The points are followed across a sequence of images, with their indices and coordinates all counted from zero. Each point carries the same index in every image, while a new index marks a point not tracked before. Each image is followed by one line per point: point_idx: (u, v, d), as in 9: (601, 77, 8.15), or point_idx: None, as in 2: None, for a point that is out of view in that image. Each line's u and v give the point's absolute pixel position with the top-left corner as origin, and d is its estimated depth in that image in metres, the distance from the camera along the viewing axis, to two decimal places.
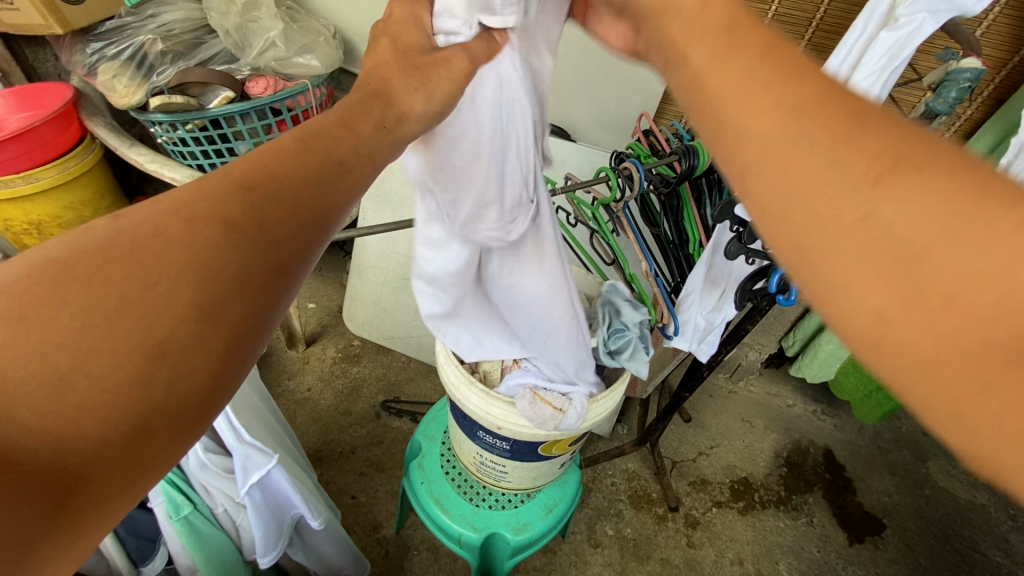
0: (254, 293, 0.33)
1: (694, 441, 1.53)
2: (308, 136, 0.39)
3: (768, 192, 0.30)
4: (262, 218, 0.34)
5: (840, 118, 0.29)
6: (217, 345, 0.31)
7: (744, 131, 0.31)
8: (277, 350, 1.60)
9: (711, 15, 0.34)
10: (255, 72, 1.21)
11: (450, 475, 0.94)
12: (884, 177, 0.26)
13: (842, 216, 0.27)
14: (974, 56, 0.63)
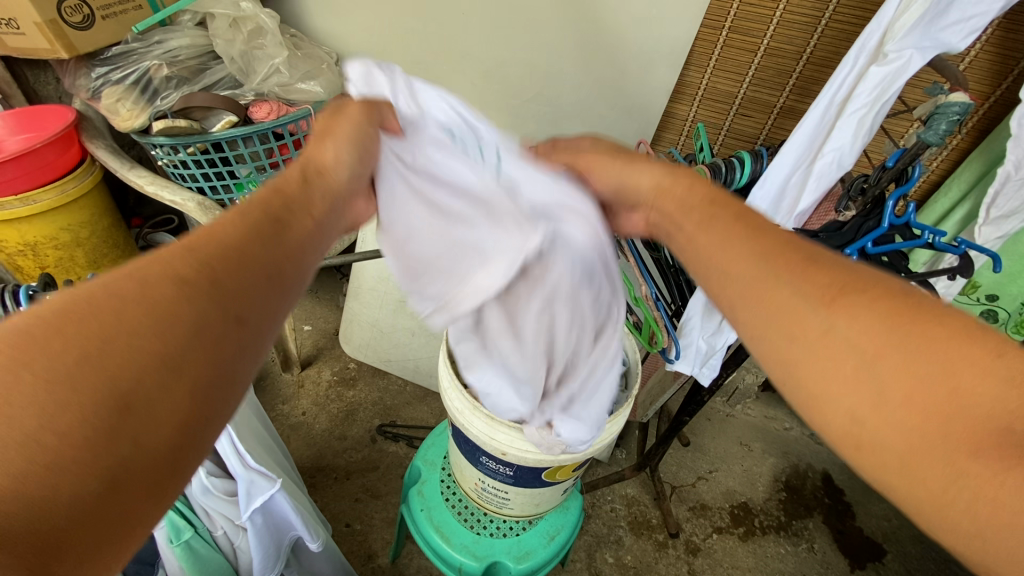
0: (215, 341, 0.33)
1: (693, 466, 1.52)
2: (250, 203, 0.42)
3: (751, 316, 0.40)
4: (214, 271, 0.35)
5: (797, 261, 0.40)
6: (179, 398, 0.31)
7: (727, 272, 0.42)
8: (272, 373, 1.58)
9: (694, 196, 0.49)
10: (258, 98, 1.23)
11: (450, 502, 0.93)
12: (835, 298, 0.37)
13: (807, 331, 0.37)
14: (961, 91, 0.66)
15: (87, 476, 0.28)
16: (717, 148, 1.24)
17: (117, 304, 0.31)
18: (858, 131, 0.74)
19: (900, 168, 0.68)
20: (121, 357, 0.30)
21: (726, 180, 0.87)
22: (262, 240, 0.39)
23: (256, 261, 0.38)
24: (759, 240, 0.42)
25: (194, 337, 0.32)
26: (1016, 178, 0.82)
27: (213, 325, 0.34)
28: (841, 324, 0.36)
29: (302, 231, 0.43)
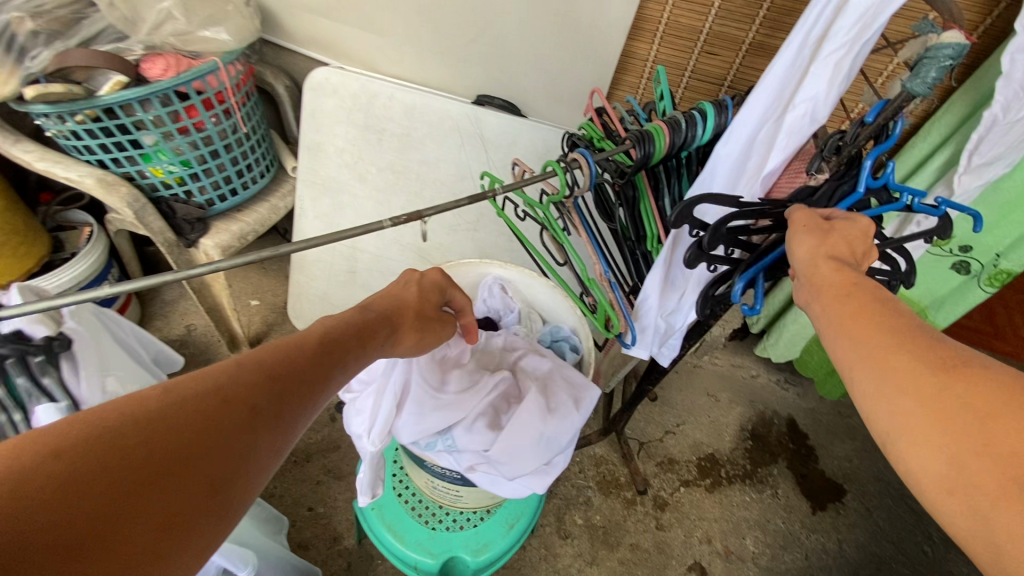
0: (262, 463, 0.43)
1: (661, 421, 1.52)
2: (327, 338, 0.53)
3: (861, 379, 0.43)
4: (279, 404, 0.46)
5: (912, 333, 0.43)
6: (221, 502, 0.39)
7: (851, 334, 0.45)
8: (219, 354, 1.49)
9: (806, 243, 0.52)
10: (150, 51, 1.06)
11: (403, 497, 0.88)
12: (953, 367, 0.39)
13: (919, 388, 0.39)
14: (956, 29, 0.56)
15: (143, 556, 0.34)
16: (681, 92, 1.12)
17: (205, 417, 0.40)
18: (835, 76, 0.64)
19: (880, 124, 0.59)
20: (200, 466, 0.39)
21: (687, 137, 0.76)
22: (319, 381, 0.50)
23: (307, 400, 0.49)
24: (880, 312, 0.45)
25: (245, 462, 0.42)
26: (1003, 124, 0.74)
27: (261, 442, 0.43)
28: (963, 386, 0.38)
29: (345, 377, 0.54)
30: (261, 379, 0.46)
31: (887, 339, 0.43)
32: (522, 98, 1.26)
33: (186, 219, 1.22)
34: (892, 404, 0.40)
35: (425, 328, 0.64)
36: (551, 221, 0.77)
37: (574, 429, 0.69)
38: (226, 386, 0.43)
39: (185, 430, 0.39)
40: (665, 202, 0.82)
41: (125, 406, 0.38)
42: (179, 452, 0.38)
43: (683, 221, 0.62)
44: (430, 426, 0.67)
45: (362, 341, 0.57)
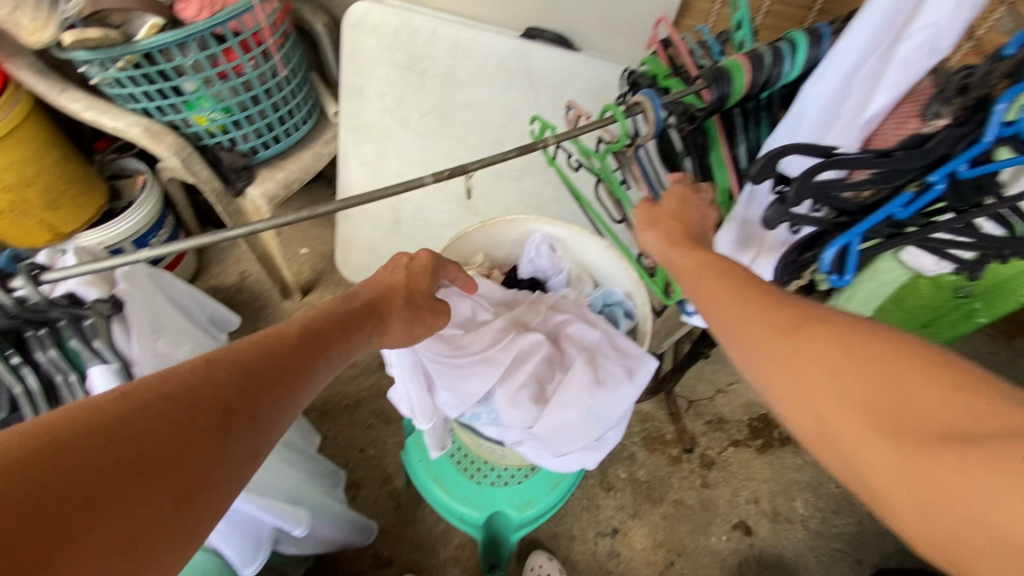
0: (264, 418, 0.50)
1: (712, 379, 1.46)
2: (324, 316, 0.60)
3: (769, 378, 0.44)
4: (275, 370, 0.52)
5: (786, 315, 0.45)
6: (226, 448, 0.46)
7: (743, 326, 0.47)
8: (272, 301, 1.54)
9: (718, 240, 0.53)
10: None
11: (449, 452, 0.88)
12: (810, 336, 0.42)
13: (804, 374, 0.42)
14: None
15: (156, 484, 0.41)
16: (760, 18, 0.96)
17: (207, 379, 0.48)
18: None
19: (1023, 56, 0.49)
20: (179, 461, 0.42)
21: (771, 75, 0.65)
22: (296, 373, 0.54)
23: (284, 394, 0.52)
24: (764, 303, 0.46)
25: (226, 452, 0.46)
26: None
27: (236, 435, 0.47)
28: (830, 360, 0.41)
29: (326, 370, 0.58)
30: (230, 380, 0.49)
31: (774, 327, 0.44)
32: (575, 29, 1.14)
33: (232, 167, 1.22)
34: (795, 395, 0.42)
35: (416, 317, 0.65)
36: (608, 173, 0.70)
37: (625, 401, 0.66)
38: (193, 390, 0.46)
39: (158, 431, 0.43)
40: (741, 151, 0.71)
41: (93, 413, 0.41)
42: (155, 453, 0.42)
43: (767, 176, 0.53)
44: (467, 398, 0.68)
45: (345, 332, 0.60)
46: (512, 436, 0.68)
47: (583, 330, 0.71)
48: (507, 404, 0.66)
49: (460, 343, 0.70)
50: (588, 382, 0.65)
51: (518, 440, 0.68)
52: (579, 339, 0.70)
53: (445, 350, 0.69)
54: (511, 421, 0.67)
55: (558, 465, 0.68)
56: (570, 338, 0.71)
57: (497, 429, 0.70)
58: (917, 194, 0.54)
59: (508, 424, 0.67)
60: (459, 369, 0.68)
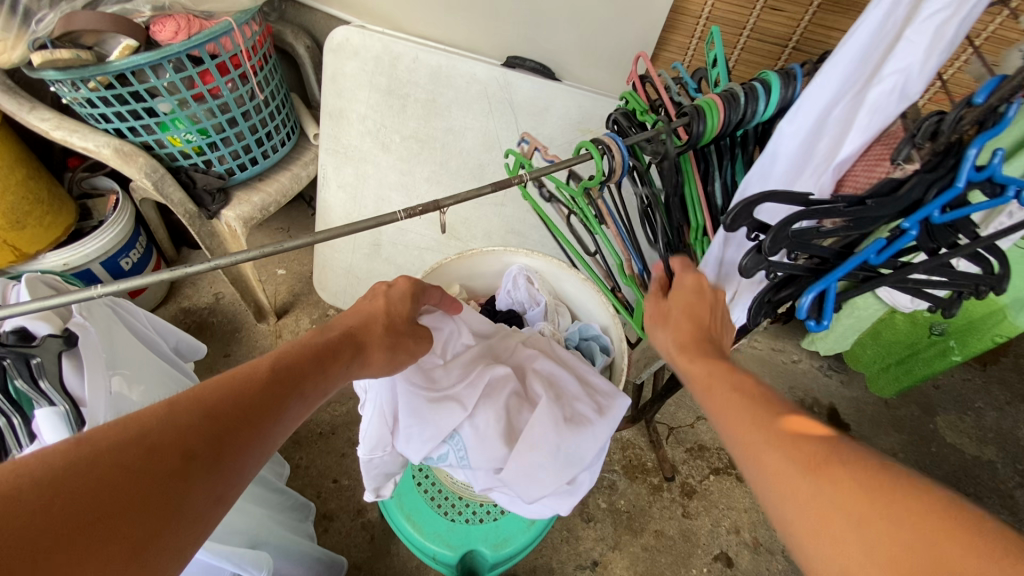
0: (260, 434, 0.46)
1: (692, 405, 1.46)
2: (322, 334, 0.57)
3: (781, 510, 0.39)
4: (267, 386, 0.49)
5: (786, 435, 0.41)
6: (219, 461, 0.42)
7: (748, 445, 0.43)
8: (247, 324, 1.50)
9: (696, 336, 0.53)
10: (159, 12, 0.99)
11: (422, 486, 0.86)
12: (822, 464, 0.38)
13: (810, 510, 0.37)
14: None
15: (145, 507, 0.37)
16: (737, 56, 0.97)
17: (194, 397, 0.43)
18: (936, 42, 0.52)
19: (991, 105, 0.48)
20: (126, 523, 0.35)
21: (745, 114, 0.66)
22: (266, 411, 0.47)
23: (254, 434, 0.45)
24: (767, 425, 0.43)
25: (181, 507, 0.38)
26: None
27: (198, 487, 0.40)
28: (830, 492, 0.37)
29: (301, 405, 0.51)
30: (195, 420, 0.42)
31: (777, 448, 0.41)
32: (557, 59, 1.15)
33: (206, 189, 1.19)
34: (812, 541, 0.37)
35: (397, 341, 0.62)
36: (584, 210, 0.69)
37: (597, 438, 0.64)
38: (150, 433, 0.39)
39: (102, 487, 0.35)
40: (715, 189, 0.72)
41: (23, 469, 0.34)
42: (93, 517, 0.34)
43: (742, 223, 0.53)
44: (438, 431, 0.65)
45: (322, 369, 0.54)
46: (482, 479, 0.66)
47: (550, 365, 0.70)
48: (479, 440, 0.65)
49: (433, 375, 0.69)
50: (556, 421, 0.63)
51: (488, 485, 0.67)
52: (547, 375, 0.69)
53: (416, 379, 0.67)
54: (482, 461, 0.65)
55: (530, 510, 0.67)
56: (536, 373, 0.70)
57: (468, 474, 0.67)
58: (891, 239, 0.53)
59: (477, 465, 0.66)
60: (429, 401, 0.66)
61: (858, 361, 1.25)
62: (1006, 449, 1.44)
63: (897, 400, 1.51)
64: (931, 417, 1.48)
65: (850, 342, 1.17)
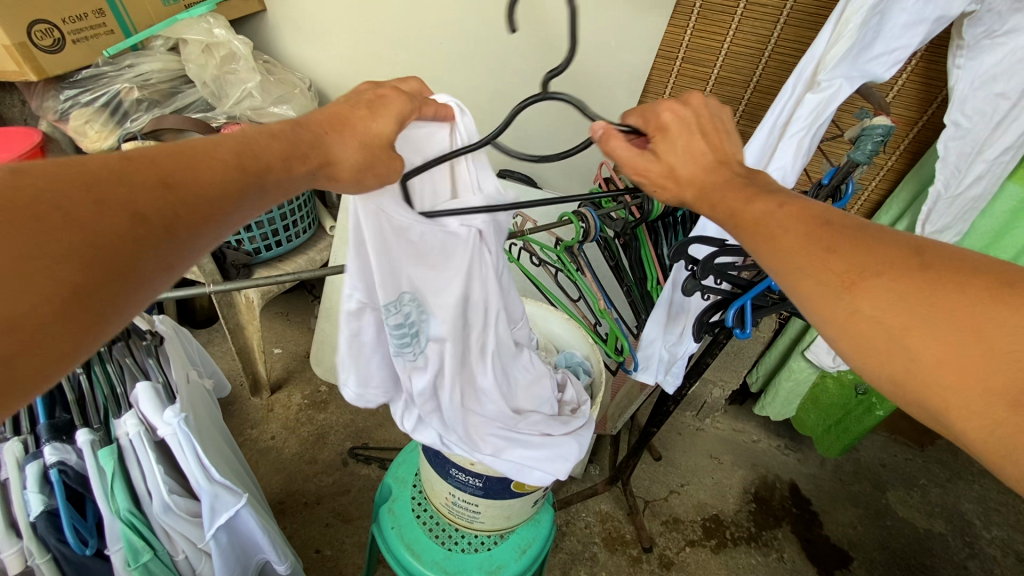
0: (169, 235, 0.38)
1: (665, 480, 1.54)
2: (290, 130, 0.45)
3: (833, 309, 0.42)
4: (194, 183, 0.39)
5: (819, 250, 0.43)
6: (111, 262, 0.35)
7: (791, 263, 0.44)
8: (240, 397, 1.55)
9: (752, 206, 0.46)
10: (230, 120, 1.23)
11: (421, 518, 0.94)
12: (856, 282, 0.41)
13: (845, 318, 0.41)
14: (884, 115, 0.73)
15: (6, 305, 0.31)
16: None
17: (96, 180, 0.35)
18: (798, 152, 0.81)
19: (835, 185, 0.74)
20: (50, 265, 0.33)
21: None
22: (223, 199, 0.40)
23: (159, 239, 0.37)
24: (806, 246, 0.43)
25: (122, 270, 0.36)
26: (946, 196, 0.88)
27: (142, 264, 0.37)
28: (867, 305, 0.40)
29: (261, 200, 0.43)
30: (146, 182, 0.37)
31: (811, 278, 0.42)
32: (540, 171, 1.44)
33: (234, 264, 1.36)
34: (865, 323, 0.40)
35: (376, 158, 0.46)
36: (566, 265, 0.88)
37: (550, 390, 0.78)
38: (95, 184, 0.35)
39: (4, 243, 0.32)
40: (664, 252, 0.94)
41: None
42: (20, 253, 0.32)
43: (680, 257, 0.75)
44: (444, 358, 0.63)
45: (287, 165, 0.43)
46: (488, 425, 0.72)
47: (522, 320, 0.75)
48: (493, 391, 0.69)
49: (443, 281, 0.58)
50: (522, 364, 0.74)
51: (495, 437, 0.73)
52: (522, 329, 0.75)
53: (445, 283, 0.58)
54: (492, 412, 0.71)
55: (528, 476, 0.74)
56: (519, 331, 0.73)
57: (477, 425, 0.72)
58: None
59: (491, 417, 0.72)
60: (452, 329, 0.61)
61: (806, 426, 1.49)
62: (952, 521, 1.54)
63: (850, 477, 1.62)
64: (883, 491, 1.59)
65: (795, 408, 1.45)
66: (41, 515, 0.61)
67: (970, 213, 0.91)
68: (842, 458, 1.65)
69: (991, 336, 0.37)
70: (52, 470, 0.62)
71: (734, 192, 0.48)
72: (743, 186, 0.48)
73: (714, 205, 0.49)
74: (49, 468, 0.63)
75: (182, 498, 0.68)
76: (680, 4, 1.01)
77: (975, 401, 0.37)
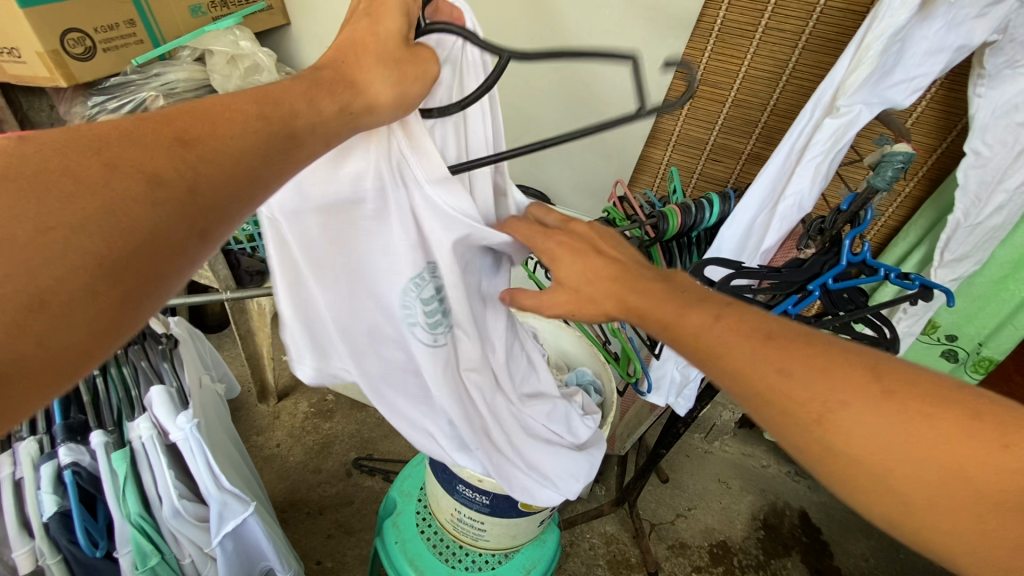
0: (189, 204, 0.34)
1: (672, 503, 1.51)
2: (311, 83, 0.41)
3: (798, 425, 0.39)
4: (216, 146, 0.35)
5: (798, 355, 0.39)
6: (138, 233, 0.32)
7: (725, 365, 0.41)
8: (248, 403, 1.55)
9: (689, 319, 0.44)
10: None
11: (425, 534, 0.93)
12: (825, 419, 0.38)
13: (810, 444, 0.39)
14: (904, 142, 0.72)
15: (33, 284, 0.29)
16: (690, 191, 1.27)
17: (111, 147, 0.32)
18: (815, 176, 0.80)
19: (854, 211, 0.74)
20: (71, 237, 0.30)
21: (696, 219, 0.90)
22: (248, 165, 0.36)
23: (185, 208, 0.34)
24: (766, 347, 0.40)
25: (145, 246, 0.32)
26: (965, 225, 0.87)
27: (172, 231, 0.33)
28: (843, 434, 0.37)
29: (295, 160, 0.39)
30: (160, 143, 0.34)
31: (756, 369, 0.40)
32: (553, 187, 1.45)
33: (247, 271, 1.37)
34: (864, 439, 0.37)
35: (402, 75, 0.44)
36: None
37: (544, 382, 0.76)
38: (109, 147, 0.33)
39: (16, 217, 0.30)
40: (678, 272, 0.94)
41: None
42: (33, 227, 0.30)
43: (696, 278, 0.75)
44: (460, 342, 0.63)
45: (313, 106, 0.40)
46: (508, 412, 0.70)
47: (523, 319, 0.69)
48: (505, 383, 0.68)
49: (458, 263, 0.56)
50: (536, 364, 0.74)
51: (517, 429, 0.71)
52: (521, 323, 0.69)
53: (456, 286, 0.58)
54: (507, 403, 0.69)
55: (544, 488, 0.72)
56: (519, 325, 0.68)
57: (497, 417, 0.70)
58: (803, 297, 0.74)
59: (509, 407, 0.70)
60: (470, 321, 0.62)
61: None
62: None
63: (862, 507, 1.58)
64: None
65: None
66: (53, 516, 0.61)
67: (991, 242, 0.90)
68: None
69: (988, 475, 0.35)
70: (66, 471, 0.62)
71: (656, 299, 0.47)
72: (669, 293, 0.47)
73: (645, 316, 0.47)
74: (64, 469, 0.63)
75: (191, 503, 0.68)
76: (698, 28, 1.02)
77: (966, 528, 0.36)
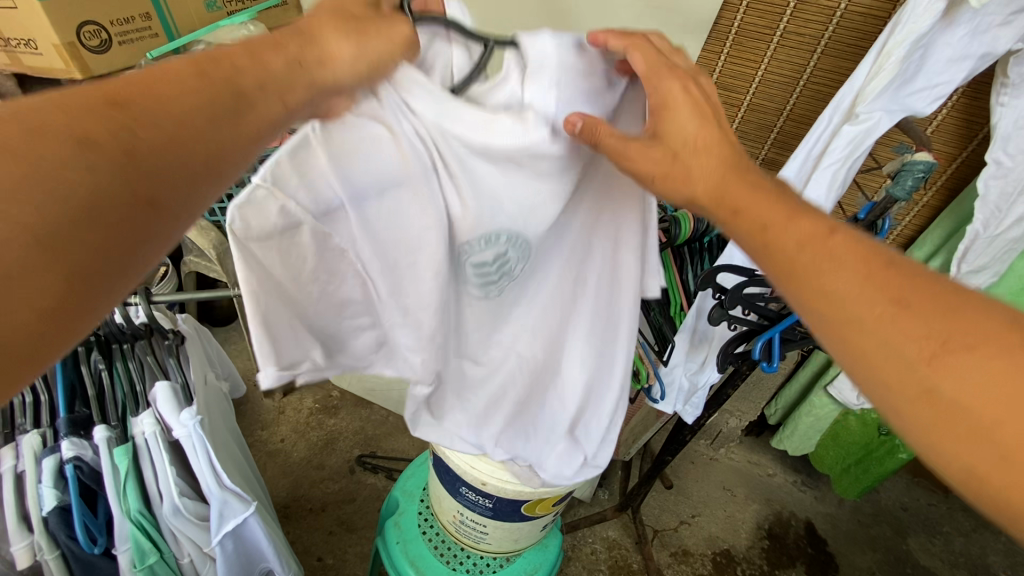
0: (121, 204, 0.31)
1: (676, 510, 1.50)
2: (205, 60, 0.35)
3: (890, 365, 0.36)
4: (133, 139, 0.31)
5: (902, 283, 0.36)
6: (68, 233, 0.29)
7: (825, 282, 0.37)
8: (253, 397, 1.55)
9: (792, 223, 0.39)
10: None
11: (427, 535, 0.92)
12: (936, 356, 0.34)
13: (904, 385, 0.35)
14: (925, 150, 0.70)
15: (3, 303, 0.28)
16: None
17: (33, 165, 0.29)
18: (832, 184, 0.80)
19: (871, 220, 0.72)
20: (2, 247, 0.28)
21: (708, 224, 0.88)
22: (196, 164, 0.34)
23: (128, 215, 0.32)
24: (867, 260, 0.37)
25: (111, 241, 0.31)
26: (984, 236, 0.85)
27: (115, 215, 0.31)
28: (948, 384, 0.34)
29: (237, 135, 0.36)
30: (92, 107, 0.31)
31: (855, 280, 0.37)
32: None
33: None
34: (976, 379, 0.33)
35: (362, 31, 0.39)
36: None
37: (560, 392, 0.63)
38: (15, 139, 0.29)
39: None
40: (689, 278, 0.91)
41: None
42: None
43: (708, 285, 0.74)
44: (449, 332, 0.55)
45: (262, 63, 0.36)
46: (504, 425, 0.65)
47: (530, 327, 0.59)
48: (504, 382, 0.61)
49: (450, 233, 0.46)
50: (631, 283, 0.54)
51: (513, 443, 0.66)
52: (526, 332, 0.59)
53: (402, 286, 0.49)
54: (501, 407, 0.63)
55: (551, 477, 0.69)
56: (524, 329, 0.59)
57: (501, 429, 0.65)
58: None
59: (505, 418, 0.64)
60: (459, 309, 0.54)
61: (824, 464, 1.45)
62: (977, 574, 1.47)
63: (869, 519, 1.55)
64: (904, 537, 1.52)
65: (815, 443, 1.41)
66: (53, 511, 0.61)
67: (1010, 255, 0.88)
68: (862, 499, 1.59)
69: None
70: (67, 465, 0.62)
71: (769, 202, 0.40)
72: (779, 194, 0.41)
73: (740, 214, 0.41)
74: (65, 463, 0.63)
75: (191, 501, 0.68)
76: (715, 30, 1.00)
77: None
